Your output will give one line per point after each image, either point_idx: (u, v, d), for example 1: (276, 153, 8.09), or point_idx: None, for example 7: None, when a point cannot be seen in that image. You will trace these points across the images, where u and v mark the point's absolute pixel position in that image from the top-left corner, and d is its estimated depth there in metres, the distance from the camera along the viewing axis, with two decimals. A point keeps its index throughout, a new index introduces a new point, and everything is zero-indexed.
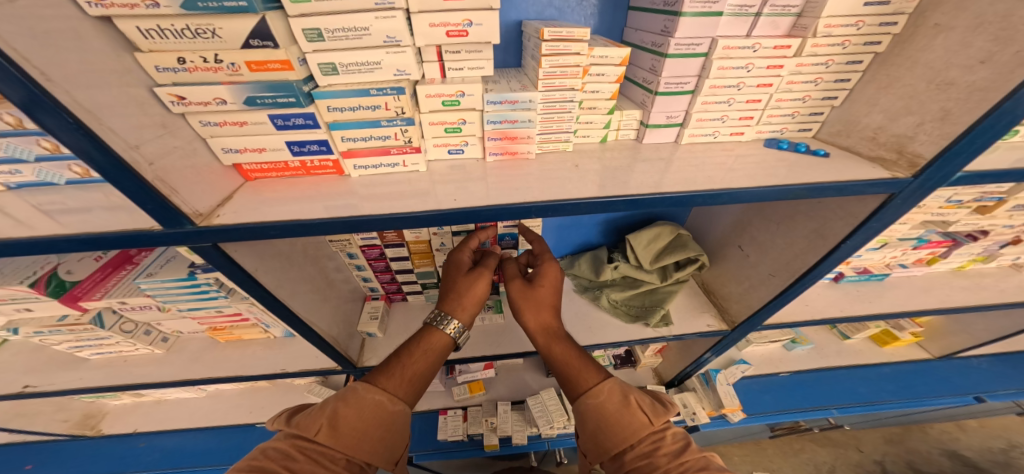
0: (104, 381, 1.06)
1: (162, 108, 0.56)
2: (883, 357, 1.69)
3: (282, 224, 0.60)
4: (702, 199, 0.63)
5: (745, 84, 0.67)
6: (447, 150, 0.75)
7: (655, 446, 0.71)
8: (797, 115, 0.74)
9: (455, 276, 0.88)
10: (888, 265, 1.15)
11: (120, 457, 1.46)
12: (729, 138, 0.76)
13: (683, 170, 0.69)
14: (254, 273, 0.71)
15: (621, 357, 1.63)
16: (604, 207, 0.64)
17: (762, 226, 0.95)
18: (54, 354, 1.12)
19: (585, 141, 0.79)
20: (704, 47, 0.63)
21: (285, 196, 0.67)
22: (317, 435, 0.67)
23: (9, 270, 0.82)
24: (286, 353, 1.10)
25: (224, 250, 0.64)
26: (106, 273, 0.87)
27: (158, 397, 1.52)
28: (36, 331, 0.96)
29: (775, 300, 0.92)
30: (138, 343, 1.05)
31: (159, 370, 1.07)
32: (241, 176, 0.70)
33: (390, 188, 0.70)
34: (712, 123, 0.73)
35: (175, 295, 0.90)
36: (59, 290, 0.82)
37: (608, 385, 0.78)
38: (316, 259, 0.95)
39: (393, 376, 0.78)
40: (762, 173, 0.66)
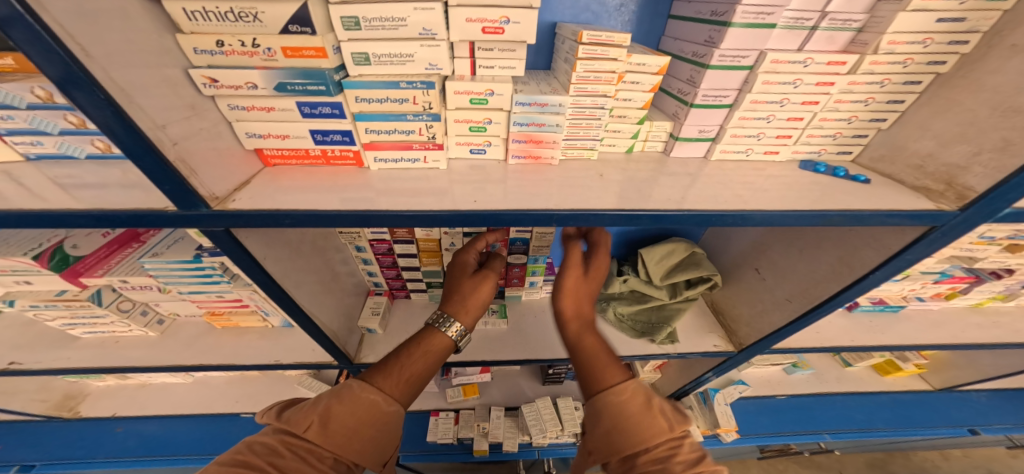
0: (93, 363, 1.02)
1: (193, 90, 0.54)
2: (881, 385, 1.69)
3: (296, 213, 0.57)
4: (734, 218, 0.61)
5: (789, 101, 0.66)
6: (470, 149, 0.72)
7: (672, 454, 0.64)
8: (839, 135, 0.73)
9: (460, 279, 0.86)
10: (906, 297, 1.15)
11: (96, 442, 1.41)
12: (762, 156, 0.75)
13: (709, 186, 0.68)
14: (263, 261, 0.68)
15: None
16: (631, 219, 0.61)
17: (782, 251, 0.93)
18: (45, 332, 1.06)
19: (610, 150, 0.77)
20: (750, 60, 0.62)
21: (297, 186, 0.64)
22: (306, 432, 0.63)
23: (14, 240, 0.79)
24: (282, 344, 1.06)
25: (238, 238, 0.62)
26: (112, 249, 0.86)
27: (141, 382, 1.45)
28: (31, 305, 0.92)
29: (788, 325, 0.91)
30: (133, 323, 1.00)
31: (150, 354, 1.03)
32: (260, 162, 0.68)
33: (409, 185, 0.67)
34: (746, 140, 0.72)
35: (177, 277, 0.88)
36: (62, 265, 0.80)
37: (632, 385, 0.73)
38: (324, 250, 0.92)
39: (390, 376, 0.74)
40: (795, 196, 0.65)
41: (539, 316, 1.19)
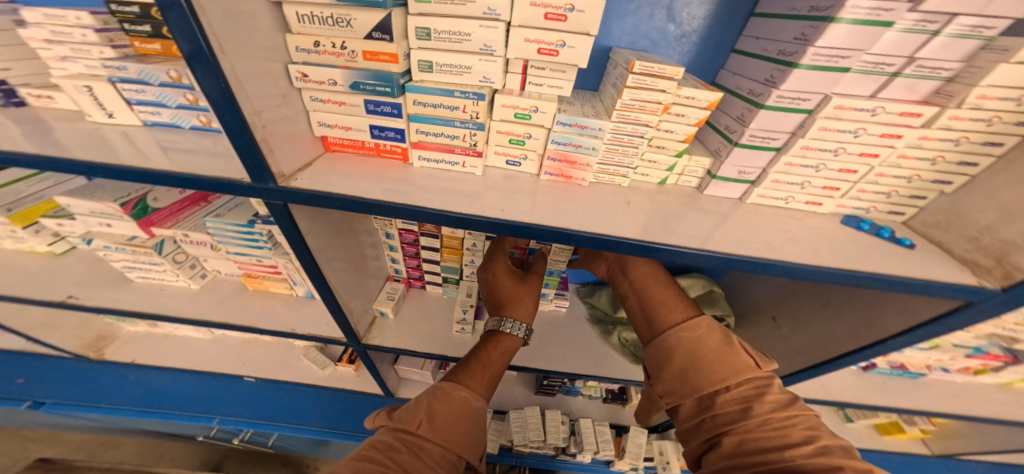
0: (130, 306, 1.10)
1: (287, 82, 0.64)
2: (881, 445, 1.58)
3: (344, 198, 0.63)
4: (758, 266, 0.61)
5: (845, 150, 0.64)
6: (506, 160, 0.76)
7: (757, 390, 0.66)
8: (894, 194, 0.70)
9: (513, 289, 0.94)
10: (928, 366, 1.07)
11: (108, 386, 1.54)
12: (803, 206, 0.73)
13: (738, 229, 0.68)
14: (305, 235, 0.74)
15: (612, 391, 1.50)
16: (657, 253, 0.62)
17: (806, 304, 0.90)
18: (104, 271, 1.20)
19: (643, 179, 0.78)
20: (811, 103, 0.60)
21: (351, 172, 0.71)
22: (418, 428, 0.70)
23: (110, 188, 0.98)
24: (301, 313, 1.13)
25: (291, 212, 0.69)
26: (183, 205, 1.02)
27: (167, 331, 1.54)
28: (104, 245, 1.04)
29: (795, 375, 0.94)
30: (181, 274, 1.11)
31: (189, 305, 1.12)
32: (323, 146, 0.76)
33: (445, 185, 0.71)
34: (788, 187, 0.71)
35: (229, 239, 0.98)
36: (141, 213, 0.95)
37: (705, 322, 0.77)
38: (357, 230, 0.96)
39: (473, 376, 0.82)
40: (824, 250, 0.64)
41: (546, 325, 1.19)
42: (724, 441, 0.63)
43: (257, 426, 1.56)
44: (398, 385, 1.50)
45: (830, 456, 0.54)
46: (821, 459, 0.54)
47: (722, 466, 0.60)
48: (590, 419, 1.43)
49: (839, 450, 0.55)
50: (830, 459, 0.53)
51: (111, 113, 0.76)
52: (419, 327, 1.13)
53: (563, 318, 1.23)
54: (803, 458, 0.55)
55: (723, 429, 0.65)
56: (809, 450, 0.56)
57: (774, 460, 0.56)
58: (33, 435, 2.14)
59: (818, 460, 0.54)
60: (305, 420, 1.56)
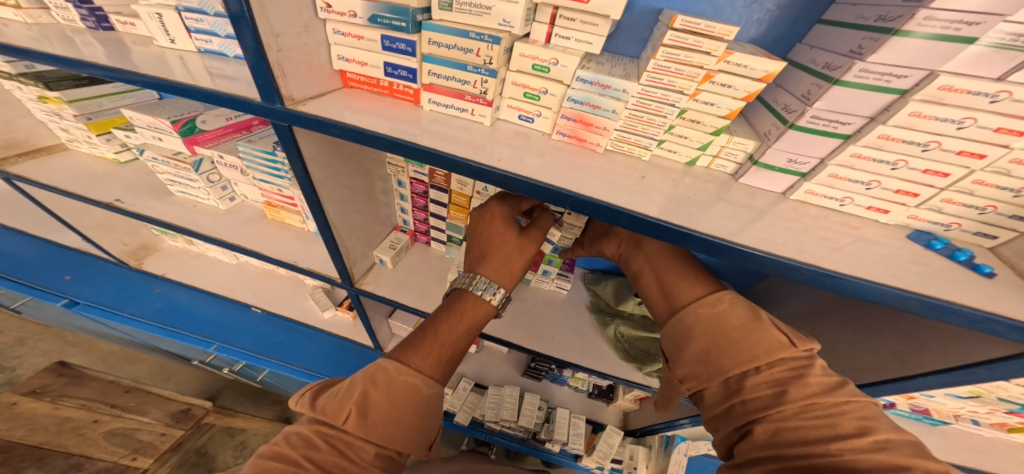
0: (148, 213, 1.11)
1: (312, 12, 0.61)
2: None
3: (343, 126, 0.60)
4: (799, 274, 0.52)
5: (940, 145, 0.49)
6: (519, 115, 0.70)
7: (796, 374, 0.55)
8: (990, 210, 0.53)
9: (502, 235, 0.77)
10: (957, 415, 0.92)
11: (136, 294, 1.61)
12: (864, 211, 0.60)
13: (775, 226, 0.58)
14: (308, 163, 0.71)
15: (599, 388, 1.44)
16: (682, 240, 0.56)
17: (833, 329, 0.79)
18: (151, 182, 1.22)
19: (669, 156, 0.70)
20: (909, 82, 0.47)
21: (359, 107, 0.66)
22: (345, 423, 0.57)
23: (171, 108, 0.99)
24: (308, 248, 1.11)
25: (297, 138, 0.66)
26: (227, 132, 1.03)
27: (199, 252, 1.59)
28: (153, 157, 1.06)
29: None
30: (213, 194, 1.12)
31: (214, 223, 1.13)
32: (340, 82, 0.71)
33: (452, 133, 0.65)
34: (848, 186, 0.58)
35: (257, 166, 0.99)
36: (188, 132, 0.96)
37: (728, 297, 0.66)
38: (368, 173, 0.93)
39: (427, 356, 0.66)
40: (882, 267, 0.53)
41: (542, 304, 1.14)
42: (756, 429, 0.53)
43: (247, 359, 1.57)
44: (389, 341, 1.50)
45: (892, 451, 0.45)
46: (880, 456, 0.44)
47: (754, 457, 0.51)
48: (567, 409, 1.40)
49: (904, 446, 0.45)
50: (894, 456, 0.44)
51: (173, 39, 0.75)
52: (416, 280, 1.09)
53: (562, 300, 1.16)
54: (859, 455, 0.45)
55: (753, 417, 0.55)
56: (866, 444, 0.46)
57: (821, 455, 0.46)
58: (76, 340, 2.36)
59: (880, 458, 0.44)
60: (292, 358, 1.58)
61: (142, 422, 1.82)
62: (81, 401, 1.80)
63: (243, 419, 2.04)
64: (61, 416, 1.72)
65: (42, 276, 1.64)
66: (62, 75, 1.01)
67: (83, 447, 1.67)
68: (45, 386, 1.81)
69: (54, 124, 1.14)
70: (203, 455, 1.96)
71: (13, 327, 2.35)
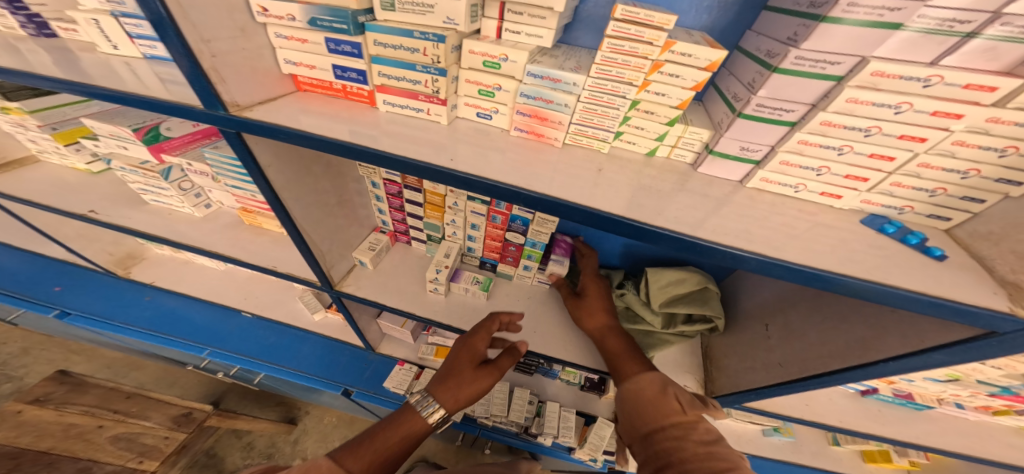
0: (123, 222, 1.12)
1: (248, 16, 0.60)
2: None
3: (291, 131, 0.59)
4: (751, 263, 0.52)
5: (880, 130, 0.49)
6: (476, 112, 0.69)
7: (687, 431, 0.64)
8: (940, 192, 0.53)
9: (461, 366, 0.79)
10: (941, 398, 0.86)
11: (126, 302, 1.63)
12: (818, 197, 0.60)
13: (733, 216, 0.57)
14: (266, 169, 0.71)
15: (591, 380, 1.39)
16: (636, 233, 0.55)
17: (804, 315, 0.73)
18: (126, 191, 1.23)
19: (629, 147, 0.69)
20: (842, 68, 0.47)
21: (312, 110, 0.66)
22: None
23: (131, 115, 0.97)
24: (287, 253, 1.11)
25: (248, 145, 0.65)
26: (195, 138, 1.03)
27: (186, 258, 1.61)
28: (121, 166, 1.06)
29: (767, 391, 0.72)
30: (186, 201, 1.12)
31: (192, 230, 1.14)
32: (293, 85, 0.71)
33: (406, 133, 0.64)
34: (800, 173, 0.58)
35: (226, 171, 0.99)
36: (152, 140, 0.95)
37: (648, 376, 0.74)
38: (336, 176, 0.92)
39: (360, 457, 0.69)
40: (833, 250, 0.52)
41: (525, 300, 1.11)
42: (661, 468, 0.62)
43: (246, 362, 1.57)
44: (379, 340, 1.49)
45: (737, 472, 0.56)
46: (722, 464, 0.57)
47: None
48: (558, 402, 1.38)
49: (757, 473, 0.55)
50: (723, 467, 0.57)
51: (116, 46, 0.74)
52: (397, 280, 1.09)
53: (546, 294, 1.13)
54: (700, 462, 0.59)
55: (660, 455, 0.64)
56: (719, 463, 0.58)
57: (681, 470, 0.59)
58: (78, 348, 2.39)
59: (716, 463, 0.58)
60: (285, 362, 1.55)
61: (145, 426, 1.82)
62: (85, 407, 1.81)
63: (246, 421, 1.97)
64: (66, 423, 1.76)
65: (32, 288, 1.66)
66: (19, 86, 1.01)
67: (91, 451, 1.72)
68: (48, 394, 1.82)
69: (21, 135, 1.14)
70: (211, 457, 2.06)
71: (18, 338, 2.40)
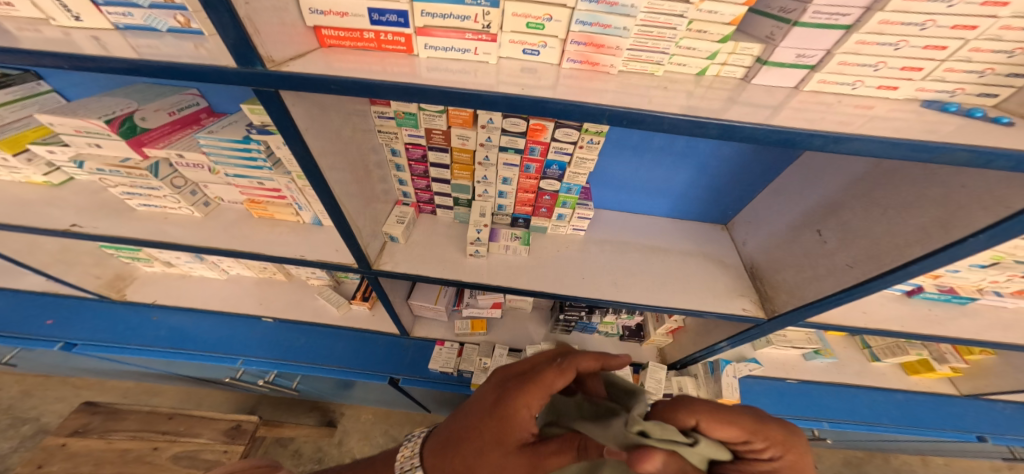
0: (100, 231, 0.96)
1: None
2: (905, 384, 1.41)
3: (343, 78, 0.51)
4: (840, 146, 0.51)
5: (933, 23, 0.51)
6: (523, 49, 0.65)
7: None
8: (989, 73, 0.55)
9: (490, 433, 0.58)
10: (980, 289, 0.92)
11: (131, 325, 1.53)
12: (874, 92, 0.60)
13: (803, 113, 0.57)
14: (305, 132, 0.61)
15: (630, 329, 1.47)
16: (723, 132, 0.53)
17: (859, 212, 0.74)
18: (107, 199, 1.08)
19: (678, 70, 0.67)
20: None
21: (343, 66, 0.56)
22: None
23: (93, 107, 0.85)
24: (311, 241, 0.99)
25: (283, 101, 0.55)
26: (174, 128, 0.94)
27: (183, 271, 1.56)
28: (99, 169, 0.94)
29: (836, 295, 0.75)
30: (183, 201, 0.97)
31: (193, 233, 0.98)
32: (317, 41, 0.62)
33: (457, 72, 0.60)
34: (857, 70, 0.58)
35: (227, 159, 0.88)
36: (130, 133, 0.84)
37: None
38: (363, 141, 0.83)
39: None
40: (912, 130, 0.53)
41: (566, 250, 1.09)
42: None
43: (276, 367, 1.48)
44: (412, 324, 1.51)
45: None
46: None
47: None
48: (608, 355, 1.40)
49: None
50: None
51: (71, 15, 0.58)
52: (433, 250, 1.06)
53: (582, 242, 1.13)
54: None
55: None
56: None
57: None
58: (82, 383, 2.27)
59: None
60: (322, 360, 1.48)
61: (201, 442, 1.77)
62: (130, 433, 1.76)
63: (291, 429, 1.99)
64: (119, 448, 1.71)
65: (20, 325, 1.54)
66: None
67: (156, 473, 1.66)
68: (87, 425, 1.76)
69: None
70: None
71: (12, 382, 2.25)
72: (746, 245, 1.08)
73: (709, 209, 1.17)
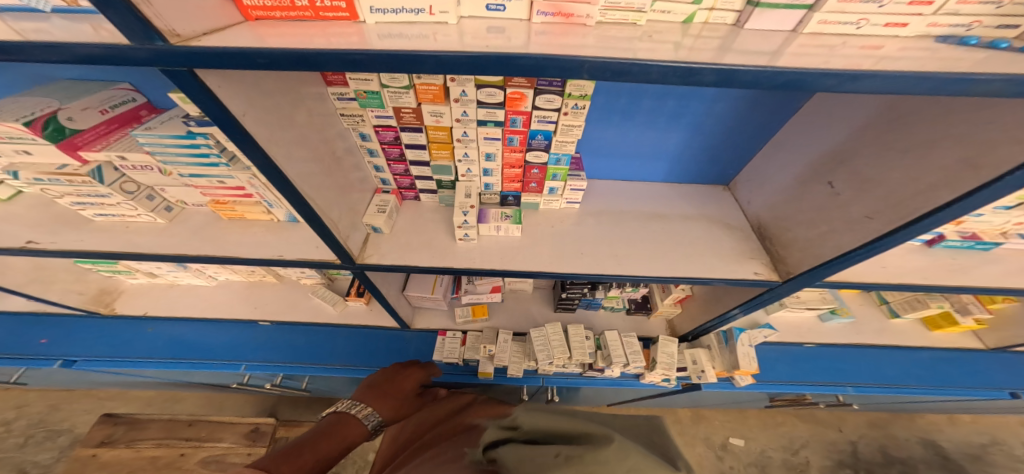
0: (62, 245, 0.90)
1: None
2: (927, 340, 1.36)
3: (274, 51, 0.44)
4: (857, 85, 0.44)
5: None
6: (486, 5, 0.57)
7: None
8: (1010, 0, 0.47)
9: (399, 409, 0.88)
10: (1005, 232, 0.86)
11: (130, 339, 1.53)
12: (879, 32, 0.52)
13: (806, 52, 0.50)
14: (242, 119, 0.53)
15: (636, 302, 1.44)
16: (719, 80, 0.46)
17: (872, 156, 0.68)
18: (61, 212, 0.98)
19: (663, 19, 0.58)
20: None
21: (275, 36, 0.49)
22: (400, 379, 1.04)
23: (12, 108, 0.77)
24: (287, 239, 0.94)
25: (203, 82, 0.46)
26: (111, 128, 0.83)
27: (170, 281, 1.54)
28: (36, 178, 0.84)
29: (855, 251, 0.69)
30: (139, 208, 0.90)
31: (161, 240, 0.92)
32: (240, 15, 0.53)
33: (411, 38, 0.52)
34: (861, 6, 0.50)
35: (174, 157, 0.80)
36: (57, 135, 0.75)
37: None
38: (323, 125, 0.76)
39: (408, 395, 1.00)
40: (932, 62, 0.46)
41: (561, 225, 1.04)
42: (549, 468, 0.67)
43: (284, 370, 1.47)
44: (412, 316, 1.49)
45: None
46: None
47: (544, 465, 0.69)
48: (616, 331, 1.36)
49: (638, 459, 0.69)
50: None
51: None
52: (420, 238, 1.01)
53: (577, 215, 1.07)
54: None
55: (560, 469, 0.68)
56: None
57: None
58: (106, 394, 2.31)
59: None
60: (327, 359, 1.46)
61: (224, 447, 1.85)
62: (156, 440, 1.83)
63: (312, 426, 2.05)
64: (147, 456, 1.79)
65: (19, 345, 1.54)
66: None
67: None
68: (111, 436, 1.81)
69: None
70: None
71: (35, 398, 2.28)
72: (751, 204, 1.02)
73: (709, 169, 1.10)
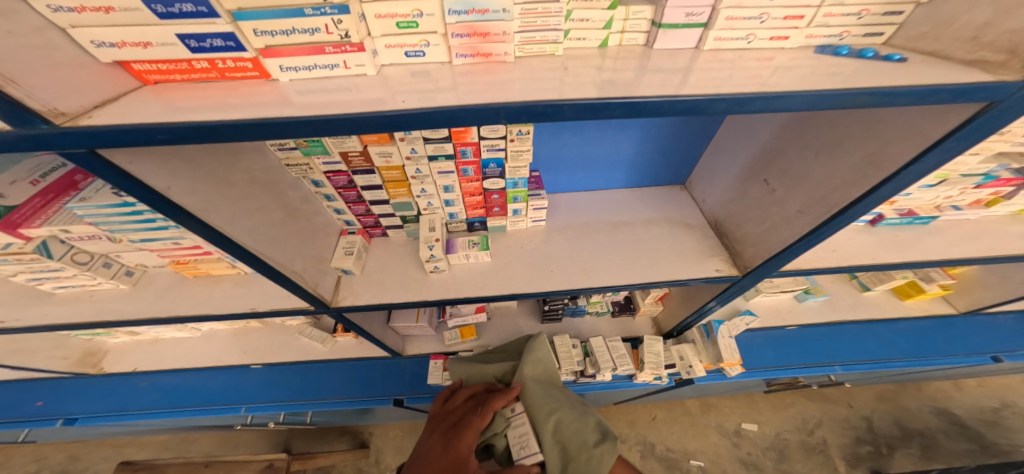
0: (30, 320, 0.90)
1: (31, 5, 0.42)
2: (901, 311, 1.41)
3: (175, 126, 0.44)
4: (753, 103, 0.47)
5: None
6: (404, 52, 0.57)
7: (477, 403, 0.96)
8: (865, 14, 0.53)
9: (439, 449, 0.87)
10: (939, 206, 0.91)
11: (124, 394, 1.50)
12: (767, 44, 0.56)
13: (711, 68, 0.53)
14: (168, 193, 0.54)
15: (619, 304, 1.48)
16: (629, 111, 0.48)
17: (796, 156, 0.73)
18: (21, 286, 0.97)
19: (579, 45, 0.60)
20: None
21: (194, 104, 0.49)
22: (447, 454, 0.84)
23: None
24: (255, 290, 0.95)
25: (109, 161, 0.47)
26: (49, 198, 0.78)
27: (154, 337, 1.52)
28: None
29: (796, 244, 0.72)
30: (98, 276, 0.90)
31: (128, 306, 0.93)
32: (135, 79, 0.52)
33: (332, 95, 0.52)
34: (746, 23, 0.53)
35: (119, 224, 0.79)
36: None
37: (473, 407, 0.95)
38: (268, 186, 0.78)
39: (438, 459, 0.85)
40: (815, 71, 0.49)
41: (530, 243, 1.06)
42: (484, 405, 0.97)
43: (285, 408, 1.46)
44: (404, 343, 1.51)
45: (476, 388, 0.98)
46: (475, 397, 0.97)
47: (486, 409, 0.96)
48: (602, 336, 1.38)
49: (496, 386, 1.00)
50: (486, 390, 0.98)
51: None
52: (389, 274, 1.02)
53: (545, 232, 1.09)
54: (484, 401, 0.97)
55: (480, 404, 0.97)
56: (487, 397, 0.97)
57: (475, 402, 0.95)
58: (122, 440, 2.26)
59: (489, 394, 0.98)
60: (324, 393, 1.46)
61: None
62: None
63: (326, 456, 2.00)
64: None
65: (16, 409, 1.51)
66: None
67: None
68: None
69: None
70: None
71: (54, 450, 2.21)
72: (706, 201, 1.05)
73: (663, 171, 1.13)
